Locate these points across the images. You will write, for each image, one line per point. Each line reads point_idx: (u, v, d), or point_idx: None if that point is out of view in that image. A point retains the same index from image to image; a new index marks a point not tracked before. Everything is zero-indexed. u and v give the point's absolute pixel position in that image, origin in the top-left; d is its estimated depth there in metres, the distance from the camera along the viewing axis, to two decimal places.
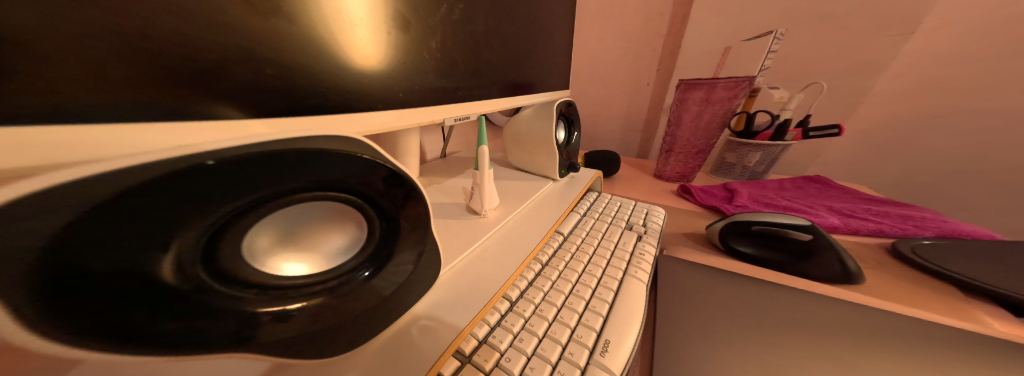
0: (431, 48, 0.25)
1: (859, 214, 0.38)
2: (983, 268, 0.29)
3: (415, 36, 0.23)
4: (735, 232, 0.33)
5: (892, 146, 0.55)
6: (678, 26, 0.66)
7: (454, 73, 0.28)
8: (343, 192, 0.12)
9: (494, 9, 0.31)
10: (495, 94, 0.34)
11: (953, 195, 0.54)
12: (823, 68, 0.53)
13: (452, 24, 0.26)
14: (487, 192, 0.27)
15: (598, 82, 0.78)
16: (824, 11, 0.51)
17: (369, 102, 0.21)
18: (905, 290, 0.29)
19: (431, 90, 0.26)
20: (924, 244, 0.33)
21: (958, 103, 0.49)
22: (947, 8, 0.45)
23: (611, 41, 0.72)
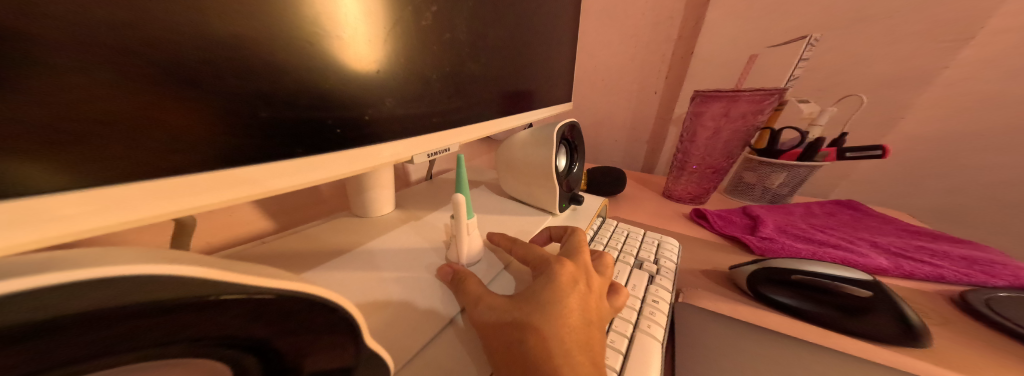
0: (391, 64, 0.19)
1: (911, 253, 0.32)
2: None
3: (374, 53, 0.18)
4: (770, 278, 0.28)
5: (928, 166, 0.50)
6: (691, 30, 0.61)
7: (427, 96, 0.23)
8: (172, 348, 0.06)
9: (480, 11, 0.25)
10: (483, 110, 0.29)
11: (987, 220, 0.49)
12: (854, 79, 0.48)
13: (422, 32, 0.21)
14: (472, 240, 0.22)
15: (602, 90, 0.73)
16: (859, 14, 0.46)
17: (286, 146, 0.15)
18: (984, 360, 0.21)
19: (394, 120, 0.21)
20: (1001, 297, 0.26)
21: (1006, 120, 0.44)
22: (1003, 11, 0.40)
23: (617, 46, 0.67)
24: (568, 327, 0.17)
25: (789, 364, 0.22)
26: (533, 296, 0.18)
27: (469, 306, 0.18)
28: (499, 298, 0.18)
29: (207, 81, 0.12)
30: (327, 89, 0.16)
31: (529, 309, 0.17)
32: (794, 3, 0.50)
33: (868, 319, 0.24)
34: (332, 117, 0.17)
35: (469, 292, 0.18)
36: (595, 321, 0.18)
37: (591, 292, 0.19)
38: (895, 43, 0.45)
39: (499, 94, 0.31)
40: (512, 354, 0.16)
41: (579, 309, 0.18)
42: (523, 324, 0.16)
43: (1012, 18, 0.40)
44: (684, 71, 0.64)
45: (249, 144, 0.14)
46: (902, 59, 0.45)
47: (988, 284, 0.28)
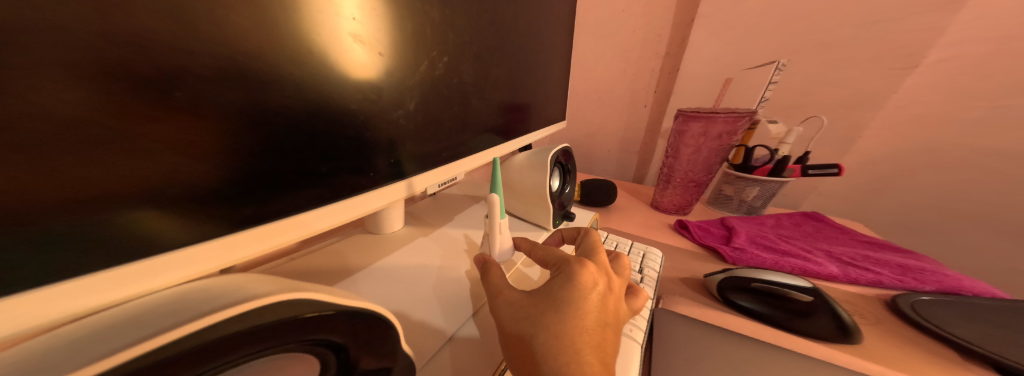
0: (406, 108, 0.23)
1: (858, 262, 0.36)
2: (985, 331, 0.26)
3: (387, 97, 0.22)
4: (737, 286, 0.32)
5: (887, 181, 0.55)
6: (678, 46, 0.64)
7: (437, 135, 0.27)
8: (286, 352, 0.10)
9: (483, 56, 0.30)
10: (477, 141, 0.33)
11: (941, 231, 0.54)
12: (819, 100, 0.54)
13: (434, 78, 0.25)
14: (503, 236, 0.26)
15: (596, 103, 0.78)
16: (824, 39, 0.51)
17: (335, 190, 0.20)
18: (901, 355, 0.25)
19: (410, 159, 0.25)
20: (923, 300, 0.30)
21: (953, 139, 0.49)
22: (947, 41, 0.45)
23: (610, 61, 0.72)
24: (582, 322, 0.19)
25: (744, 361, 0.26)
26: (550, 294, 0.20)
27: (493, 299, 0.21)
28: (518, 296, 0.20)
29: (271, 144, 0.16)
30: (354, 140, 0.20)
31: (544, 305, 0.19)
32: (767, 29, 0.54)
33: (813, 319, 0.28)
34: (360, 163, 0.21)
35: (492, 285, 0.22)
36: (610, 319, 0.20)
37: (607, 292, 0.20)
38: (852, 69, 0.50)
39: (493, 126, 0.35)
40: (526, 350, 0.18)
41: (592, 305, 0.19)
42: (539, 319, 0.19)
43: (952, 51, 0.46)
44: (671, 87, 0.68)
45: (309, 192, 0.19)
46: (858, 83, 0.51)
47: (917, 289, 0.32)
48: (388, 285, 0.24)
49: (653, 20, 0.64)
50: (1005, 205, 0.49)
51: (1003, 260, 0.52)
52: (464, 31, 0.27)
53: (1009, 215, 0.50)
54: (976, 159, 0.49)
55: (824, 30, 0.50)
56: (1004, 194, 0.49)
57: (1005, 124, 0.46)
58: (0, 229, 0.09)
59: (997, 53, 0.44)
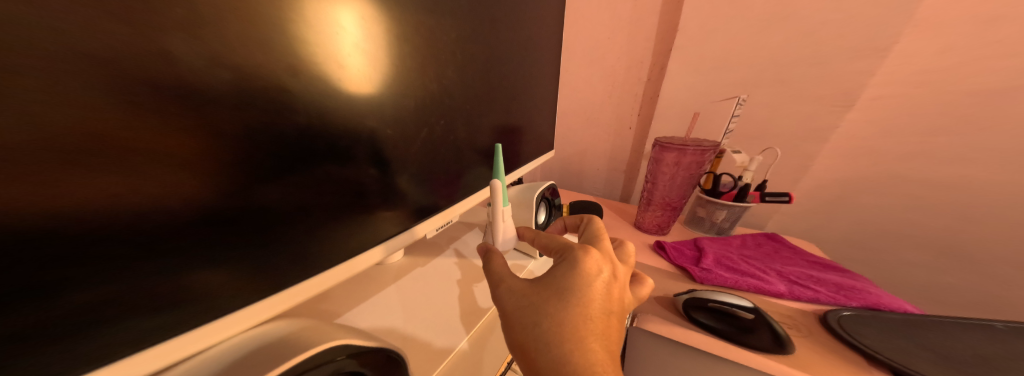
0: (409, 151, 0.30)
1: (803, 281, 0.42)
2: (890, 342, 0.31)
3: (394, 140, 0.28)
4: (697, 305, 0.36)
5: (839, 204, 0.61)
6: (658, 76, 0.71)
7: (431, 175, 0.34)
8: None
9: (474, 102, 0.37)
10: (467, 163, 0.39)
11: (887, 249, 0.61)
12: (778, 130, 0.60)
13: (431, 130, 0.32)
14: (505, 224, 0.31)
15: (586, 123, 0.85)
16: (780, 76, 0.58)
17: (343, 249, 0.26)
18: (822, 362, 0.30)
19: (406, 216, 0.32)
20: (846, 315, 0.35)
21: (893, 169, 0.56)
22: (881, 81, 0.52)
23: (598, 85, 0.79)
24: (586, 308, 0.21)
25: None
26: (555, 282, 0.22)
27: (497, 288, 0.24)
28: (523, 285, 0.23)
29: (293, 219, 0.22)
30: (350, 199, 0.25)
31: (552, 293, 0.22)
32: (731, 65, 0.61)
33: (755, 334, 0.33)
34: (366, 191, 0.27)
35: (497, 276, 0.25)
36: (614, 305, 0.23)
37: (610, 280, 0.23)
38: (805, 103, 0.57)
39: (480, 151, 0.41)
40: (529, 337, 0.22)
41: (597, 294, 0.22)
42: (547, 306, 0.22)
43: (887, 92, 0.52)
44: (652, 111, 0.75)
45: (321, 254, 0.24)
46: (810, 116, 0.57)
47: (846, 305, 0.37)
48: (395, 313, 0.28)
49: (634, 51, 0.71)
50: (939, 229, 0.56)
51: (940, 278, 0.59)
52: (457, 75, 0.33)
53: (943, 238, 0.56)
54: (914, 187, 0.55)
55: (779, 68, 0.57)
56: (939, 219, 0.55)
57: (935, 157, 0.53)
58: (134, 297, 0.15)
59: (924, 97, 0.51)
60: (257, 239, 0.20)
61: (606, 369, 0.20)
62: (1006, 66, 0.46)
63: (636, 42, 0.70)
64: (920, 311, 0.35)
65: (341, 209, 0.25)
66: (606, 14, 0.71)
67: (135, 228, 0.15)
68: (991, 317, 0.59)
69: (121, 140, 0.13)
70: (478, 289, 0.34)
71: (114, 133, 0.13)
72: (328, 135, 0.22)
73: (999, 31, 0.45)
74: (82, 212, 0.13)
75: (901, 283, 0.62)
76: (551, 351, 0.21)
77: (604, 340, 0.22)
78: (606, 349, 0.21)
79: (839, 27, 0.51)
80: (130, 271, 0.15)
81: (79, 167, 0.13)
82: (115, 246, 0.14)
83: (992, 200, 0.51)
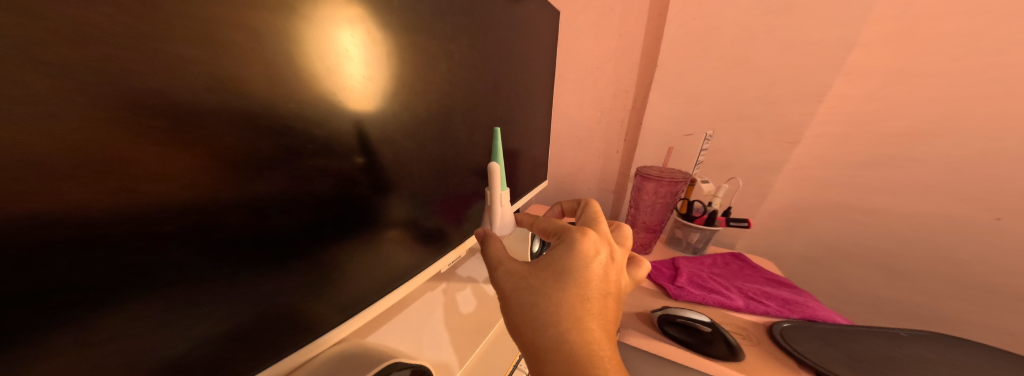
0: (391, 126, 0.31)
1: (758, 296, 0.50)
2: (816, 348, 0.38)
3: (376, 113, 0.29)
4: (668, 320, 0.44)
5: (796, 225, 0.70)
6: (641, 103, 0.80)
7: (415, 159, 0.35)
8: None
9: (457, 93, 0.39)
10: (467, 184, 0.47)
11: (835, 262, 0.71)
12: (742, 160, 0.69)
13: (411, 113, 0.33)
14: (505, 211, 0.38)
15: (578, 146, 0.94)
16: (741, 113, 0.67)
17: (356, 276, 0.31)
18: (765, 368, 0.38)
19: (420, 256, 0.39)
20: (785, 326, 0.43)
21: (838, 195, 0.65)
22: (824, 117, 0.61)
23: (588, 111, 0.88)
24: (584, 285, 0.25)
25: None
26: (555, 265, 0.26)
27: (502, 271, 0.28)
28: (524, 269, 0.27)
29: (296, 247, 0.25)
30: (345, 220, 0.28)
31: (554, 272, 0.26)
32: (701, 103, 0.70)
33: (714, 344, 0.40)
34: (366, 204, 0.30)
35: (502, 261, 0.29)
36: (607, 282, 0.27)
37: (605, 260, 0.27)
38: (762, 139, 0.66)
39: (472, 170, 0.47)
40: (529, 320, 0.25)
41: (592, 271, 0.26)
42: (549, 283, 0.25)
43: (829, 131, 0.61)
44: (636, 136, 0.84)
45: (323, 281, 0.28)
46: (766, 150, 0.66)
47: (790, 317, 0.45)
48: (423, 330, 0.37)
49: (619, 83, 0.81)
50: (874, 247, 0.66)
51: (877, 288, 0.69)
52: (446, 95, 0.38)
53: (878, 255, 0.66)
54: (855, 212, 0.65)
55: (740, 108, 0.66)
56: (875, 238, 0.65)
57: (871, 186, 0.62)
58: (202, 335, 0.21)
59: (859, 134, 0.60)
60: (255, 246, 0.22)
61: (600, 343, 0.24)
62: (919, 117, 0.55)
63: (622, 77, 0.80)
64: (847, 321, 0.43)
65: (336, 221, 0.28)
66: (596, 52, 0.80)
67: (142, 229, 0.17)
68: (923, 326, 0.69)
69: (130, 152, 0.16)
70: (486, 308, 0.43)
71: (128, 146, 0.16)
72: (307, 128, 0.23)
73: (913, 88, 0.54)
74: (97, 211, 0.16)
75: (848, 292, 0.72)
76: (550, 324, 0.24)
77: (600, 316, 0.25)
78: (601, 324, 0.25)
79: (788, 77, 0.60)
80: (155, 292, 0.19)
81: (99, 174, 0.15)
82: (121, 256, 0.17)
83: (915, 224, 0.61)
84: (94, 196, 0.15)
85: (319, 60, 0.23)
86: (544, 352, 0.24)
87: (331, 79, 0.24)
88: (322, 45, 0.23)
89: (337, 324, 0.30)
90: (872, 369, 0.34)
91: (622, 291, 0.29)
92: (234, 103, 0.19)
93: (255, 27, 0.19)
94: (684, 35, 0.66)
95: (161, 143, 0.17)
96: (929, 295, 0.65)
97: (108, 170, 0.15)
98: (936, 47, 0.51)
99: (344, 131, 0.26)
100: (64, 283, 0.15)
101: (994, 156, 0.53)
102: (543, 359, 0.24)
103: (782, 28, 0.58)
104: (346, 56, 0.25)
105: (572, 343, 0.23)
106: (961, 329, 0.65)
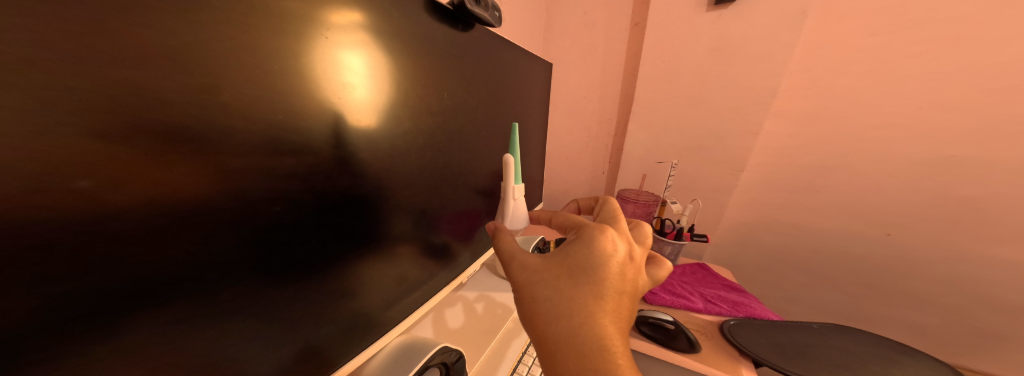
0: (405, 142, 0.34)
1: (715, 300, 0.62)
2: (750, 338, 0.49)
3: (392, 131, 0.32)
4: (642, 320, 0.54)
5: (749, 237, 0.84)
6: (621, 131, 0.93)
7: (425, 175, 0.39)
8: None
9: (462, 113, 0.43)
10: (473, 201, 0.52)
11: (782, 272, 0.84)
12: (703, 183, 0.82)
13: (422, 135, 0.36)
14: (521, 205, 0.48)
15: (568, 167, 1.05)
16: (700, 145, 0.80)
17: (371, 284, 0.33)
18: (712, 357, 0.48)
19: (429, 268, 0.43)
20: (730, 324, 0.54)
21: (781, 214, 0.78)
22: (764, 149, 0.75)
23: (576, 136, 1.00)
24: (599, 283, 0.27)
25: None
26: (572, 262, 0.28)
27: (517, 263, 0.31)
28: (539, 264, 0.29)
29: (319, 257, 0.27)
30: (364, 232, 0.31)
31: (567, 268, 0.28)
32: (668, 135, 0.83)
33: (677, 340, 0.50)
34: (375, 214, 0.32)
35: (515, 254, 0.32)
36: (623, 281, 0.28)
37: (624, 259, 0.29)
38: (718, 166, 0.80)
39: (473, 186, 0.51)
40: (541, 310, 0.28)
41: (610, 270, 0.28)
42: (563, 280, 0.28)
43: (768, 160, 0.75)
44: (618, 160, 0.96)
45: (341, 290, 0.30)
46: (721, 175, 0.80)
47: (737, 316, 0.58)
48: (447, 335, 0.47)
49: (603, 113, 0.94)
50: (811, 258, 0.79)
51: (816, 294, 0.82)
52: (450, 112, 0.41)
53: (813, 265, 0.79)
54: (793, 228, 0.78)
55: (699, 140, 0.80)
56: (811, 250, 0.78)
57: (804, 207, 0.76)
58: (243, 342, 0.23)
59: (792, 163, 0.74)
60: (261, 257, 0.23)
61: (612, 338, 0.26)
62: (834, 151, 0.69)
63: (606, 107, 0.93)
64: (778, 317, 0.57)
65: (344, 231, 0.29)
66: (584, 84, 0.94)
67: (196, 242, 0.19)
68: (857, 325, 0.81)
69: (184, 171, 0.17)
70: (496, 314, 0.52)
71: (184, 165, 0.17)
72: (341, 150, 0.26)
73: (828, 128, 0.68)
74: (120, 224, 0.16)
75: (794, 297, 0.85)
76: (562, 317, 0.27)
77: (613, 313, 0.27)
78: (614, 321, 0.27)
79: (734, 115, 0.74)
80: (197, 301, 0.20)
81: (143, 188, 0.16)
82: (173, 264, 0.18)
83: (840, 238, 0.75)
84: (131, 208, 0.16)
85: (331, 79, 0.25)
86: (554, 341, 0.27)
87: (339, 91, 0.25)
88: (331, 64, 0.25)
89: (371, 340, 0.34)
90: (784, 351, 0.45)
91: (637, 290, 0.31)
92: (257, 116, 0.20)
93: (289, 57, 0.21)
94: (652, 78, 0.80)
95: (180, 149, 0.17)
96: (858, 299, 0.78)
97: (144, 186, 0.16)
98: (839, 98, 0.66)
99: (352, 150, 0.27)
100: (109, 293, 0.16)
101: (890, 184, 0.67)
102: (554, 348, 0.27)
103: (726, 77, 0.72)
104: (349, 68, 0.26)
105: (584, 338, 0.26)
106: (883, 328, 0.78)
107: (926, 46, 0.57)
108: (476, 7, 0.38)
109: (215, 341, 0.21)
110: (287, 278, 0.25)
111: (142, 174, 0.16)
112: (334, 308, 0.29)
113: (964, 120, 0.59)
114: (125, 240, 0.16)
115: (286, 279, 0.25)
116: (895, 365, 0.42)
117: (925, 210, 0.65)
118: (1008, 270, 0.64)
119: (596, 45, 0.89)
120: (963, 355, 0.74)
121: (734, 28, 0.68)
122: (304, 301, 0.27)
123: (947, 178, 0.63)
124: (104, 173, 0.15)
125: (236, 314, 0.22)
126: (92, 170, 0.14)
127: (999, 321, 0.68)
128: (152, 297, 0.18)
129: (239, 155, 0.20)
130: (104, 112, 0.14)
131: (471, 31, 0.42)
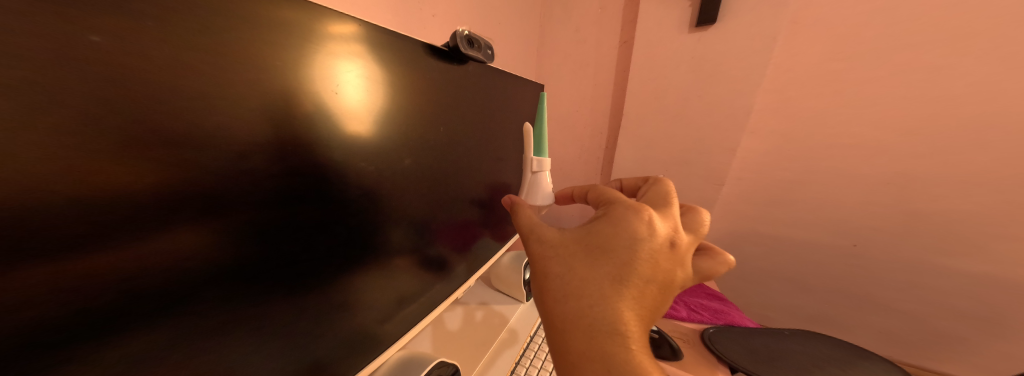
0: (404, 163, 0.37)
1: (697, 308, 0.67)
2: (728, 344, 0.53)
3: (391, 154, 0.35)
4: None
5: (731, 247, 0.88)
6: (611, 144, 0.97)
7: (423, 191, 0.42)
8: None
9: (459, 129, 0.47)
10: (469, 212, 0.54)
11: (761, 280, 0.88)
12: (687, 196, 0.87)
13: (420, 156, 0.40)
14: (546, 179, 0.49)
15: (561, 177, 1.10)
16: (683, 160, 0.84)
17: (368, 287, 0.36)
18: (693, 364, 0.51)
19: (425, 272, 0.46)
20: (709, 331, 0.58)
21: (759, 225, 0.83)
22: (742, 164, 0.80)
23: (569, 149, 1.05)
24: (623, 268, 0.27)
25: None
26: (597, 241, 0.29)
27: (537, 238, 0.33)
28: (560, 241, 0.31)
29: (319, 257, 0.30)
30: (364, 239, 0.34)
31: (586, 247, 0.29)
32: (654, 151, 0.87)
33: (660, 348, 0.53)
34: (374, 226, 0.35)
35: (535, 230, 0.34)
36: (652, 269, 0.27)
37: (658, 243, 0.28)
38: (700, 180, 0.84)
39: (470, 201, 0.54)
40: (554, 287, 0.29)
41: (638, 254, 0.27)
42: (579, 258, 0.29)
43: (747, 174, 0.80)
44: (609, 172, 1.00)
45: (339, 290, 0.32)
46: (703, 188, 0.84)
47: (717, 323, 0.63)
48: (442, 347, 0.48)
49: (594, 127, 0.98)
50: (788, 267, 0.84)
51: (792, 301, 0.87)
52: (446, 128, 0.44)
53: (789, 274, 0.84)
54: (769, 239, 0.83)
55: (681, 156, 0.84)
56: (787, 260, 0.83)
57: (781, 218, 0.80)
58: (247, 334, 0.25)
59: (768, 177, 0.78)
60: (256, 269, 0.25)
61: (630, 323, 0.26)
62: (806, 167, 0.74)
63: (596, 120, 0.97)
64: (752, 323, 0.62)
65: (342, 238, 0.32)
66: (576, 98, 0.98)
67: (205, 237, 0.21)
68: (831, 330, 0.86)
69: (195, 170, 0.20)
70: (489, 326, 0.54)
71: (195, 164, 0.19)
72: (340, 162, 0.29)
73: (800, 145, 0.73)
74: (136, 216, 0.18)
75: (773, 303, 0.90)
76: (573, 295, 0.27)
77: (636, 299, 0.27)
78: (634, 308, 0.27)
79: (715, 132, 0.79)
80: (208, 293, 0.22)
81: (160, 183, 0.18)
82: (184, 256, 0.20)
83: (813, 248, 0.79)
84: (149, 203, 0.18)
85: (334, 103, 0.28)
86: (561, 319, 0.28)
87: (329, 125, 0.28)
88: (332, 89, 0.28)
89: (364, 343, 0.36)
90: (758, 356, 0.48)
91: (675, 281, 0.29)
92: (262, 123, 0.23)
93: (293, 73, 0.24)
94: (639, 96, 0.84)
95: (189, 151, 0.19)
96: (830, 306, 0.83)
97: (160, 180, 0.18)
98: (807, 118, 0.71)
99: (349, 162, 0.30)
100: (128, 278, 0.18)
101: (856, 199, 0.72)
102: (562, 325, 0.28)
103: (707, 95, 0.76)
104: (351, 96, 0.29)
105: (596, 320, 0.26)
106: (854, 331, 0.83)
107: (881, 72, 0.63)
108: (470, 49, 0.42)
109: (213, 341, 0.23)
110: (289, 276, 0.27)
111: (144, 190, 0.18)
112: (331, 325, 0.32)
113: (919, 140, 0.64)
114: (145, 232, 0.18)
115: (287, 278, 0.27)
116: (852, 367, 0.46)
117: (887, 224, 0.71)
118: (965, 280, 0.69)
119: (588, 60, 0.93)
120: (926, 357, 0.80)
121: (713, 51, 0.73)
122: (303, 299, 0.29)
123: (906, 194, 0.68)
124: (127, 167, 0.17)
125: (239, 306, 0.24)
126: (95, 188, 0.16)
127: (960, 328, 0.73)
128: (164, 288, 0.20)
129: (219, 187, 0.21)
130: (129, 114, 0.17)
131: (467, 66, 0.46)
